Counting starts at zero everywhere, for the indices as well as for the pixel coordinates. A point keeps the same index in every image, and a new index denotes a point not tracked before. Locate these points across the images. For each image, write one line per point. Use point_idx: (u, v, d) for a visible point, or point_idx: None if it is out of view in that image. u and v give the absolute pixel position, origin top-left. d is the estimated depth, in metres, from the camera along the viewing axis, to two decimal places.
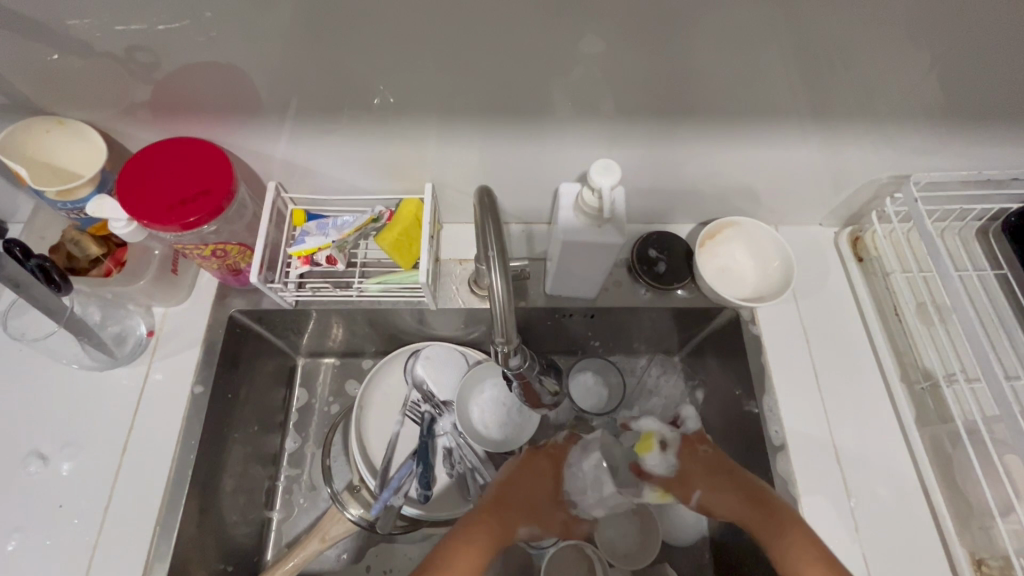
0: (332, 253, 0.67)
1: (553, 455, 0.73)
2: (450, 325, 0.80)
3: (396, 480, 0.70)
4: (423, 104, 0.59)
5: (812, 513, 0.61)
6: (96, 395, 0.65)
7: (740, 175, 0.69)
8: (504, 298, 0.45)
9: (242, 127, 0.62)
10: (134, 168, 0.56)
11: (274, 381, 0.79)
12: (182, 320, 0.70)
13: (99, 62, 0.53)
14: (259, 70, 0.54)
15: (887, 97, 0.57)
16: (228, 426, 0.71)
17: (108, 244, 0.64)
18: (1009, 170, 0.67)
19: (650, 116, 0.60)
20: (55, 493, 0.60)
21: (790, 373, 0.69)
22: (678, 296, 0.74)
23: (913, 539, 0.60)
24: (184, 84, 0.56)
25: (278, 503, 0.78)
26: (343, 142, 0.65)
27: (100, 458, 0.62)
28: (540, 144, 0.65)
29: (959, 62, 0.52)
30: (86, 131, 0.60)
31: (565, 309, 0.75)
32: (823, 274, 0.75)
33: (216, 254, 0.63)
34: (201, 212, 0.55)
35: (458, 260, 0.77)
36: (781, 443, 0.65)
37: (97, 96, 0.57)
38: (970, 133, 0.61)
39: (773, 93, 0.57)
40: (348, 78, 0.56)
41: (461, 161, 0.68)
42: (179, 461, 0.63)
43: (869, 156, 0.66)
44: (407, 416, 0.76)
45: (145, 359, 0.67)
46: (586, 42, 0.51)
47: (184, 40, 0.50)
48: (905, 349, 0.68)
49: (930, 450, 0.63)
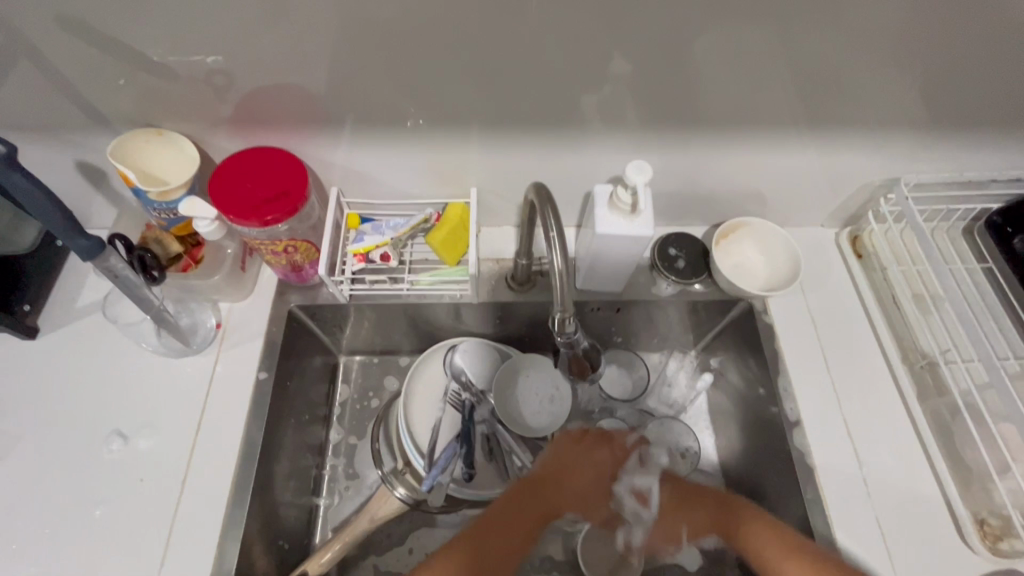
0: (387, 250, 0.75)
1: (617, 455, 0.71)
2: (485, 321, 0.86)
3: (442, 460, 0.76)
4: (471, 116, 0.67)
5: (827, 481, 0.67)
6: (170, 381, 0.71)
7: (748, 180, 0.77)
8: (564, 273, 0.53)
9: (309, 138, 0.70)
10: (224, 172, 0.64)
11: (320, 376, 0.85)
12: (247, 314, 0.76)
13: (198, 77, 0.61)
14: (333, 85, 0.63)
15: (876, 108, 0.66)
16: (284, 412, 0.76)
17: (187, 242, 0.71)
18: (988, 172, 0.75)
19: (668, 126, 0.69)
20: (135, 468, 0.66)
21: (802, 357, 0.75)
22: (696, 291, 0.81)
23: (921, 504, 0.66)
24: (265, 97, 0.64)
25: (324, 490, 0.83)
26: (397, 151, 0.73)
27: (175, 437, 0.68)
28: (572, 152, 0.73)
29: (936, 73, 0.61)
30: (179, 140, 0.68)
31: (594, 303, 0.81)
32: (828, 271, 0.82)
33: (286, 250, 0.71)
34: (279, 212, 0.63)
35: (494, 259, 0.84)
36: (796, 419, 0.71)
37: (190, 109, 0.65)
38: (950, 139, 0.70)
39: (777, 105, 0.66)
40: (409, 91, 0.64)
41: (499, 168, 0.76)
42: (248, 439, 0.69)
43: (862, 161, 0.74)
44: (447, 404, 0.81)
45: (213, 349, 0.73)
46: (615, 61, 0.60)
47: (275, 58, 0.59)
48: (904, 334, 0.75)
49: (932, 422, 0.70)
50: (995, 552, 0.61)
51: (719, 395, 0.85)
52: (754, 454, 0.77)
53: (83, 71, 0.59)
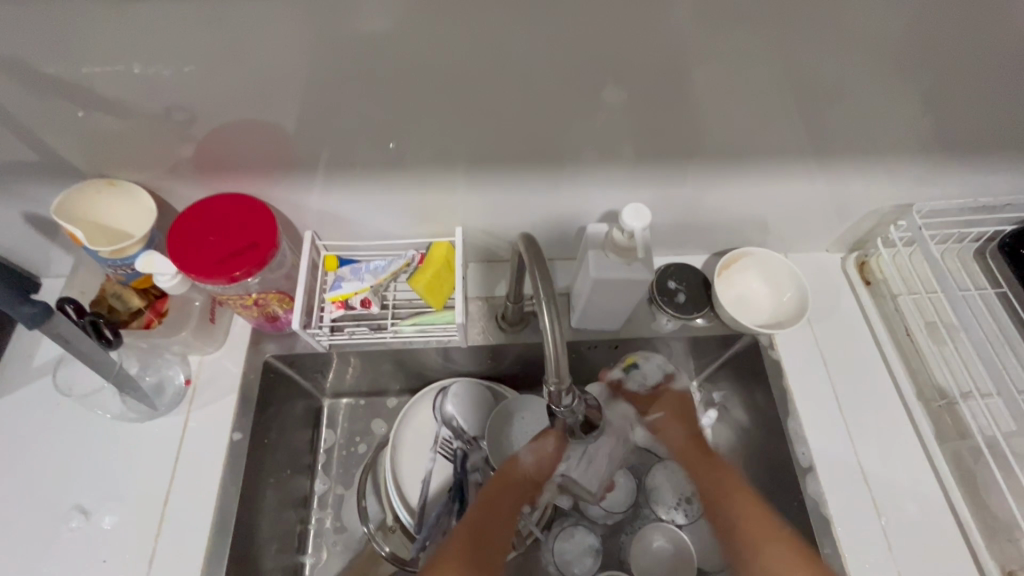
0: (368, 296, 0.69)
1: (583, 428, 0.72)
2: (477, 360, 0.81)
3: (433, 517, 0.72)
4: (454, 152, 0.63)
5: (845, 534, 0.63)
6: (135, 447, 0.66)
7: (751, 208, 0.73)
8: (554, 331, 0.47)
9: (279, 180, 0.65)
10: (185, 226, 0.59)
11: (301, 424, 0.80)
12: (219, 368, 0.71)
13: (153, 121, 0.56)
14: (302, 125, 0.58)
15: (885, 135, 0.62)
16: (262, 468, 0.71)
17: (149, 296, 0.66)
18: (1001, 196, 0.71)
19: (666, 158, 0.64)
20: (98, 548, 0.60)
21: (812, 395, 0.71)
22: (699, 325, 0.77)
23: (945, 555, 0.62)
24: (228, 139, 0.59)
25: (310, 547, 0.77)
26: (375, 190, 0.68)
27: (142, 509, 0.62)
28: (564, 186, 0.68)
29: (950, 99, 0.57)
30: (134, 190, 0.63)
31: (590, 342, 0.77)
32: (835, 300, 0.78)
33: (257, 303, 0.66)
34: (247, 266, 0.58)
35: (483, 297, 0.80)
36: (809, 464, 0.67)
37: (148, 154, 0.60)
38: (962, 162, 0.66)
39: (781, 135, 0.61)
40: (385, 130, 0.59)
41: (487, 205, 0.71)
42: (222, 506, 0.63)
43: (871, 187, 0.70)
44: (438, 453, 0.77)
45: (183, 410, 0.68)
46: (608, 93, 0.55)
47: (236, 98, 0.54)
48: (919, 369, 0.71)
49: (952, 464, 0.66)
50: None
51: (726, 431, 0.81)
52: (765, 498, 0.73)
53: (23, 119, 0.54)
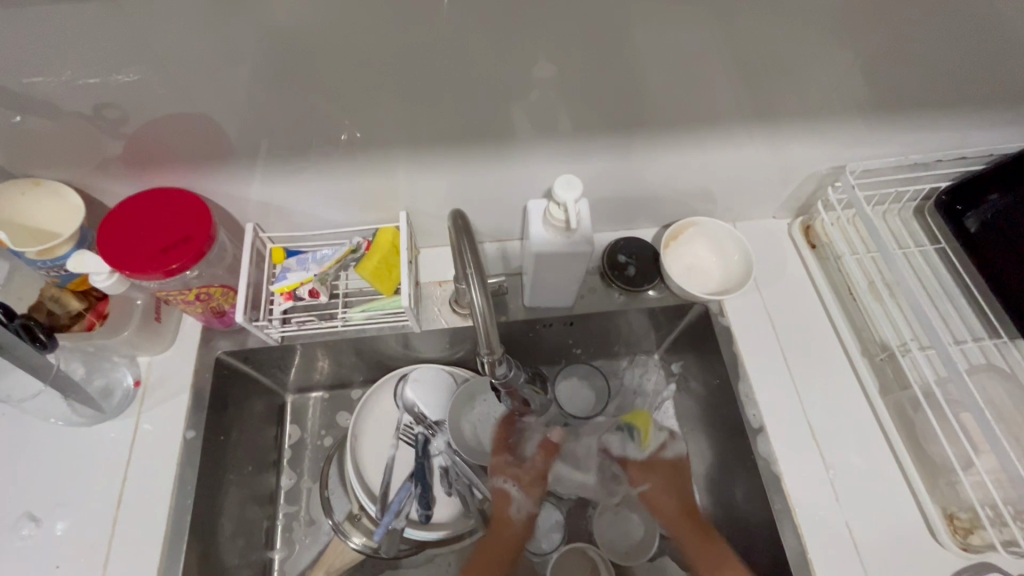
0: (314, 287, 0.70)
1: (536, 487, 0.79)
2: (436, 346, 0.81)
3: (396, 504, 0.72)
4: (391, 137, 0.62)
5: (795, 489, 0.65)
6: (85, 451, 0.65)
7: (695, 179, 0.74)
8: (486, 313, 0.50)
9: (216, 173, 0.65)
10: (117, 223, 0.59)
11: (264, 420, 0.78)
12: (169, 367, 0.71)
13: (74, 120, 0.55)
14: (230, 117, 0.57)
15: (818, 98, 0.62)
16: (220, 466, 0.70)
17: (89, 298, 0.66)
18: (932, 153, 0.73)
19: (604, 131, 0.65)
20: (51, 554, 0.61)
21: (761, 357, 0.72)
22: (650, 296, 0.78)
23: (890, 504, 0.64)
24: (156, 135, 0.58)
25: (279, 542, 0.76)
26: (316, 179, 0.68)
27: (95, 513, 0.63)
28: (507, 165, 0.68)
29: (878, 59, 0.58)
30: (61, 189, 0.62)
31: (545, 319, 0.78)
32: (784, 264, 0.79)
33: (200, 298, 0.66)
34: (183, 259, 0.58)
35: (438, 282, 0.80)
36: (759, 425, 0.69)
37: (74, 154, 0.59)
38: (894, 121, 0.68)
39: (714, 102, 0.62)
40: (317, 117, 0.58)
41: (432, 188, 0.71)
42: (177, 506, 0.64)
43: (810, 151, 0.71)
44: (401, 440, 0.76)
45: (133, 412, 0.68)
46: (539, 68, 0.55)
47: (155, 93, 0.53)
48: (862, 324, 0.73)
49: (895, 416, 0.68)
50: (965, 547, 0.60)
51: (687, 400, 0.82)
52: (723, 462, 0.74)
53: None
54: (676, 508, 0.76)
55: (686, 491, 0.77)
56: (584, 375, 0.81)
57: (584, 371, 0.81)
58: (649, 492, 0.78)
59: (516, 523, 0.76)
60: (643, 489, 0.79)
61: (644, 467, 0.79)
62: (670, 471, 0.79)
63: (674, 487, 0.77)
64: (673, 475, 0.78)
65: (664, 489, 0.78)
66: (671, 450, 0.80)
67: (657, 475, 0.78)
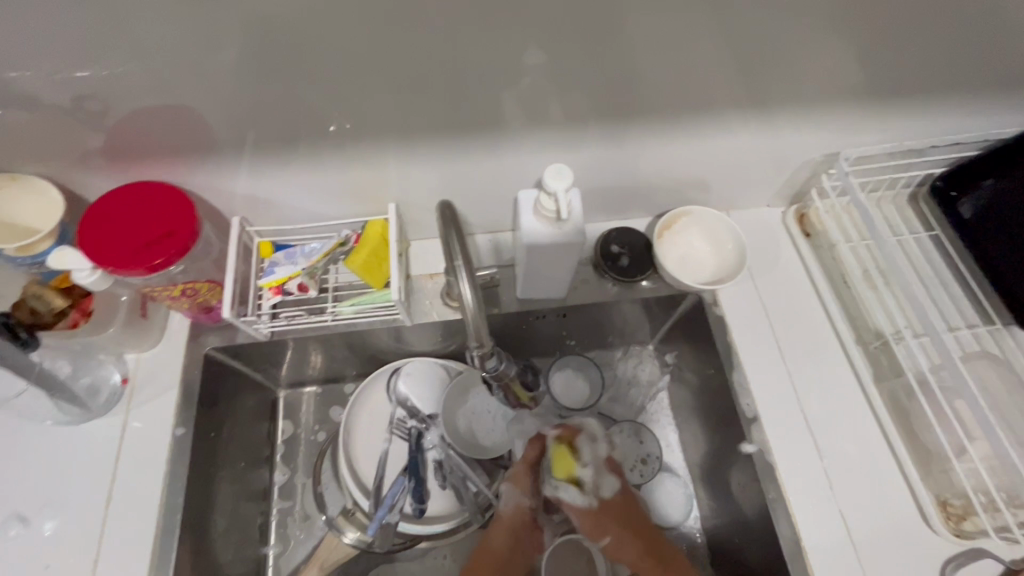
0: (302, 280, 0.69)
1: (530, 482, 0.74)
2: (429, 339, 0.80)
3: (390, 498, 0.71)
4: (378, 127, 0.61)
5: (788, 478, 0.65)
6: (74, 449, 0.65)
7: (688, 167, 0.73)
8: (475, 305, 0.49)
9: (200, 166, 0.63)
10: (97, 218, 0.58)
11: (256, 416, 0.78)
12: (156, 364, 0.70)
13: (51, 113, 0.53)
14: (212, 109, 0.56)
15: (813, 83, 0.61)
16: (212, 463, 0.69)
17: (73, 295, 0.63)
18: (926, 139, 0.73)
19: (596, 119, 0.64)
20: (40, 554, 0.60)
21: (755, 346, 0.72)
22: (644, 287, 0.77)
23: (884, 493, 0.64)
24: (137, 128, 0.57)
25: (273, 537, 0.76)
26: (303, 171, 0.66)
27: (84, 512, 0.62)
28: (498, 155, 0.67)
29: (875, 44, 0.57)
30: (39, 184, 0.61)
31: (539, 311, 0.77)
32: (778, 252, 0.79)
33: (185, 293, 0.65)
34: (168, 253, 0.57)
35: (429, 275, 0.79)
36: (754, 414, 0.68)
37: (53, 148, 0.58)
38: (889, 107, 0.67)
39: (708, 88, 0.61)
40: (302, 108, 0.57)
41: (422, 179, 0.70)
42: (167, 505, 0.63)
43: (804, 138, 0.70)
44: (394, 434, 0.76)
45: (121, 410, 0.67)
46: (528, 55, 0.54)
47: (134, 84, 0.52)
48: (856, 312, 0.73)
49: (889, 404, 0.68)
50: (958, 533, 0.61)
51: (681, 390, 0.82)
52: (717, 452, 0.74)
53: None
54: (640, 554, 0.70)
55: (644, 527, 0.72)
56: (578, 366, 0.80)
57: (577, 362, 0.80)
58: (611, 543, 0.71)
59: (504, 518, 0.73)
60: (602, 543, 0.72)
61: (593, 522, 0.72)
62: (620, 516, 0.72)
63: (628, 531, 0.71)
64: (622, 519, 0.72)
65: (622, 539, 0.71)
66: (606, 487, 0.73)
67: (609, 526, 0.71)
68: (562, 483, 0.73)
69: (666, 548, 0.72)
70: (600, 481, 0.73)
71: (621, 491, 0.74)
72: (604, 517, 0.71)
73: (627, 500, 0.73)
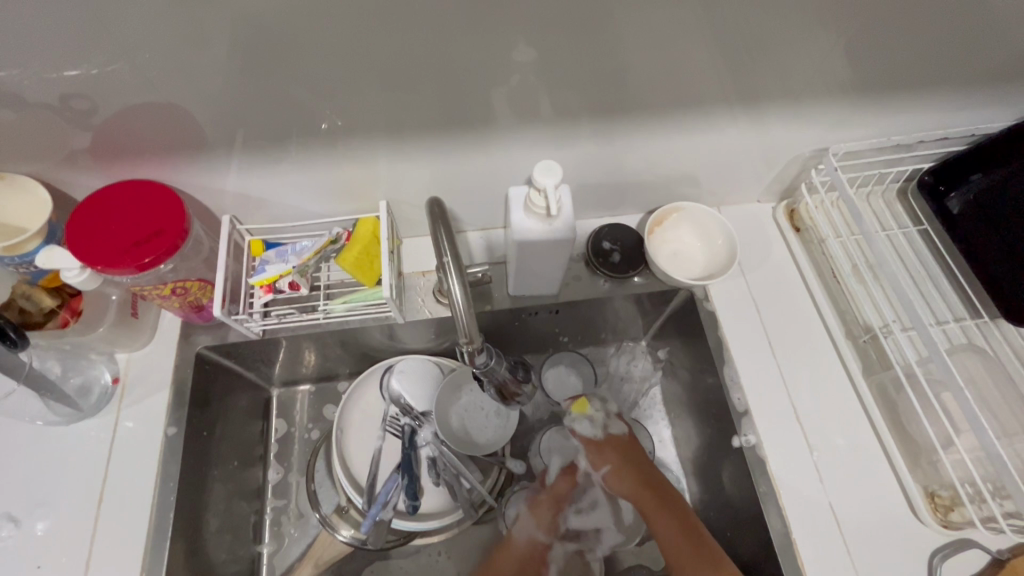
0: (294, 279, 0.68)
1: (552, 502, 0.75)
2: (422, 337, 0.81)
3: (383, 495, 0.71)
4: (367, 124, 0.61)
5: (779, 471, 0.65)
6: (65, 450, 0.64)
7: (678, 163, 0.73)
8: (465, 302, 0.49)
9: (189, 165, 0.63)
10: (85, 217, 0.58)
11: (249, 415, 0.78)
12: (148, 364, 0.70)
13: (37, 112, 0.53)
14: (201, 107, 0.55)
15: (800, 79, 0.62)
16: (205, 462, 0.69)
17: (63, 294, 0.64)
18: (914, 134, 0.73)
19: (586, 116, 0.64)
20: (32, 555, 0.60)
21: (746, 341, 0.73)
22: (635, 283, 0.78)
23: (874, 485, 0.65)
24: (124, 127, 0.57)
25: (267, 536, 0.76)
26: (294, 169, 0.66)
27: (75, 513, 0.62)
28: (488, 152, 0.67)
29: (860, 41, 0.57)
30: (26, 183, 0.60)
31: (531, 307, 0.77)
32: (768, 248, 0.79)
33: (176, 292, 0.64)
34: (156, 252, 0.57)
35: (421, 272, 0.79)
36: (745, 408, 0.69)
37: (40, 147, 0.58)
38: (876, 103, 0.67)
39: (696, 84, 0.61)
40: (291, 106, 0.57)
41: (412, 177, 0.70)
42: (160, 503, 0.63)
43: (793, 133, 0.70)
44: (387, 431, 0.76)
45: (112, 410, 0.67)
46: (517, 52, 0.54)
47: (120, 82, 0.51)
48: (846, 307, 0.74)
49: (878, 397, 0.69)
50: (946, 524, 0.61)
51: (673, 385, 0.83)
52: (709, 446, 0.75)
53: None
54: (637, 485, 0.73)
55: (646, 466, 0.74)
56: (571, 361, 0.82)
57: (570, 358, 0.82)
58: (613, 473, 0.75)
59: (516, 545, 0.73)
60: (604, 473, 0.76)
61: (597, 452, 0.76)
62: (624, 450, 0.75)
63: (632, 463, 0.74)
64: (627, 453, 0.75)
65: (623, 468, 0.74)
66: (615, 428, 0.78)
67: (612, 456, 0.75)
68: (578, 419, 0.78)
69: (667, 488, 0.73)
70: (611, 423, 0.78)
71: (628, 435, 0.77)
72: (609, 447, 0.76)
73: (635, 442, 0.77)
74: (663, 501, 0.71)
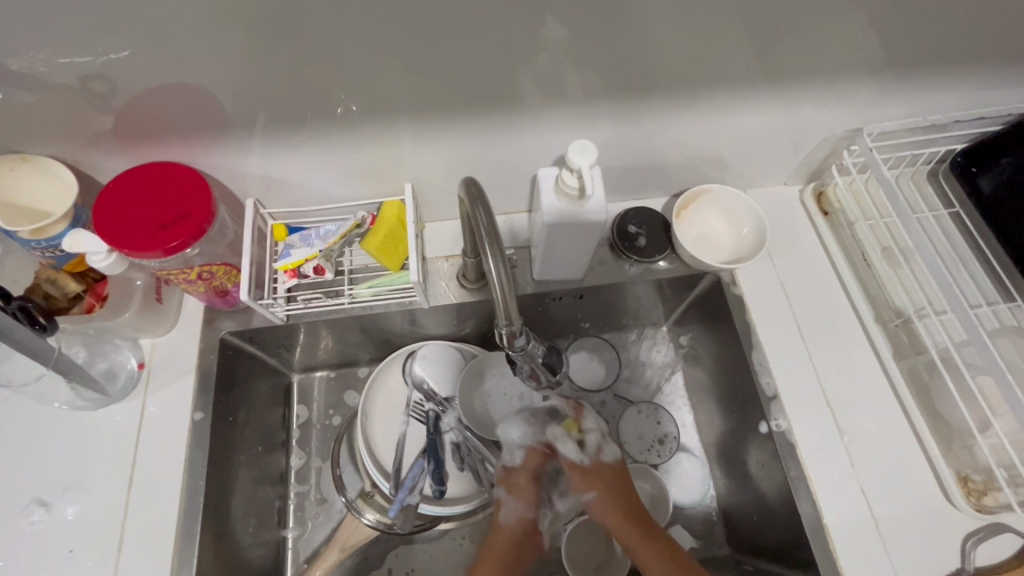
0: (320, 262, 0.68)
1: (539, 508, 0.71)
2: (443, 323, 0.80)
3: (410, 480, 0.71)
4: (393, 105, 0.60)
5: (810, 457, 0.65)
6: (92, 435, 0.64)
7: (706, 145, 0.72)
8: (502, 284, 0.49)
9: (212, 147, 0.62)
10: (111, 200, 0.57)
11: (271, 401, 0.77)
12: (172, 349, 0.70)
13: (62, 95, 0.52)
14: (225, 87, 0.54)
15: (836, 58, 0.60)
16: (230, 447, 0.69)
17: (87, 279, 0.64)
18: (949, 114, 0.71)
19: (615, 97, 0.62)
20: (63, 539, 0.60)
21: (774, 326, 0.72)
22: (660, 268, 0.77)
23: (905, 470, 0.64)
24: (148, 109, 0.56)
25: (292, 520, 0.76)
26: (317, 151, 0.65)
27: (104, 498, 0.62)
28: (514, 133, 0.66)
29: (900, 18, 0.55)
30: (52, 165, 0.60)
31: (555, 292, 0.77)
32: (796, 231, 0.78)
33: (202, 277, 0.64)
34: (183, 236, 0.56)
35: (444, 257, 0.78)
36: (774, 393, 0.68)
37: (64, 131, 0.57)
38: (912, 82, 0.65)
39: (730, 63, 0.59)
40: (317, 87, 0.56)
41: (437, 159, 0.69)
42: (189, 488, 0.63)
43: (824, 113, 0.69)
44: (411, 416, 0.76)
45: (139, 394, 0.67)
46: (548, 29, 0.52)
47: (145, 63, 0.50)
48: (876, 291, 0.73)
49: (909, 381, 0.68)
50: (979, 508, 0.61)
51: (696, 371, 0.82)
52: (734, 432, 0.74)
53: None
54: (620, 518, 0.65)
55: (631, 496, 0.67)
56: (596, 344, 0.82)
57: (594, 341, 0.82)
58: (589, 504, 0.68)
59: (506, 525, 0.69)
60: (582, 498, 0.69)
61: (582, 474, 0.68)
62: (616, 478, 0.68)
63: (620, 497, 0.67)
64: (615, 484, 0.68)
65: (610, 498, 0.66)
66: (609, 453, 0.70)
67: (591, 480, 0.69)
68: (563, 437, 0.69)
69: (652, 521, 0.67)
70: (605, 445, 0.70)
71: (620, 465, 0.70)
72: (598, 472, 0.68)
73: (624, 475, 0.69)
74: (645, 539, 0.64)
